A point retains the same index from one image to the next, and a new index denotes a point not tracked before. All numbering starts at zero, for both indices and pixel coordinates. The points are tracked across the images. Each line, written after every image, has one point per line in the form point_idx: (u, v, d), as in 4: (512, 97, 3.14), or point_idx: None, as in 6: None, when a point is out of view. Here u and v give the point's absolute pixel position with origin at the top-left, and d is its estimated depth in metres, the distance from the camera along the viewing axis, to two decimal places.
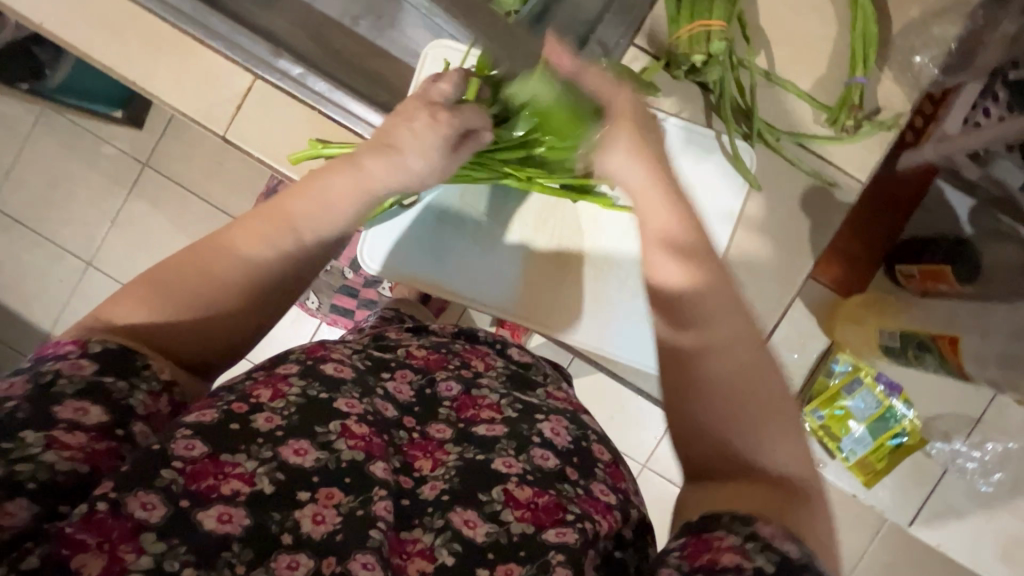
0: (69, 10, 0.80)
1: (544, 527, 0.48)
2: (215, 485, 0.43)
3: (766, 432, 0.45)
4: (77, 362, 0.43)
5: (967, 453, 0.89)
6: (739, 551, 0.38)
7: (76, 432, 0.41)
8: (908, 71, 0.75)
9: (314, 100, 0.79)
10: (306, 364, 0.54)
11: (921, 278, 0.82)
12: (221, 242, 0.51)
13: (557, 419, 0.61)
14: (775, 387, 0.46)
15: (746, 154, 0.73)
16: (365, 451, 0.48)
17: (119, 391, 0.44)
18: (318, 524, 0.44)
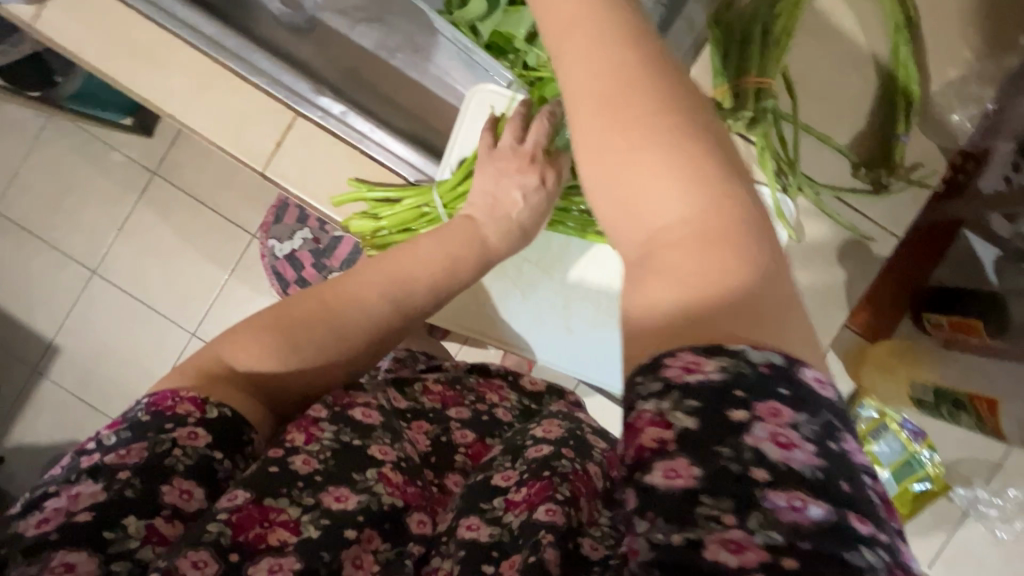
0: (109, 38, 0.79)
1: (534, 507, 0.47)
2: (262, 535, 0.43)
3: (702, 206, 0.35)
4: (194, 432, 0.46)
5: (988, 500, 0.90)
6: (659, 417, 0.30)
7: (175, 521, 0.43)
8: (942, 128, 0.79)
9: (356, 139, 0.79)
10: (335, 408, 0.53)
11: (950, 328, 0.83)
12: (356, 307, 0.58)
13: (549, 420, 0.63)
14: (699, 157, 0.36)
15: (785, 205, 0.76)
16: (403, 500, 0.49)
17: (224, 471, 0.46)
18: (358, 568, 0.45)
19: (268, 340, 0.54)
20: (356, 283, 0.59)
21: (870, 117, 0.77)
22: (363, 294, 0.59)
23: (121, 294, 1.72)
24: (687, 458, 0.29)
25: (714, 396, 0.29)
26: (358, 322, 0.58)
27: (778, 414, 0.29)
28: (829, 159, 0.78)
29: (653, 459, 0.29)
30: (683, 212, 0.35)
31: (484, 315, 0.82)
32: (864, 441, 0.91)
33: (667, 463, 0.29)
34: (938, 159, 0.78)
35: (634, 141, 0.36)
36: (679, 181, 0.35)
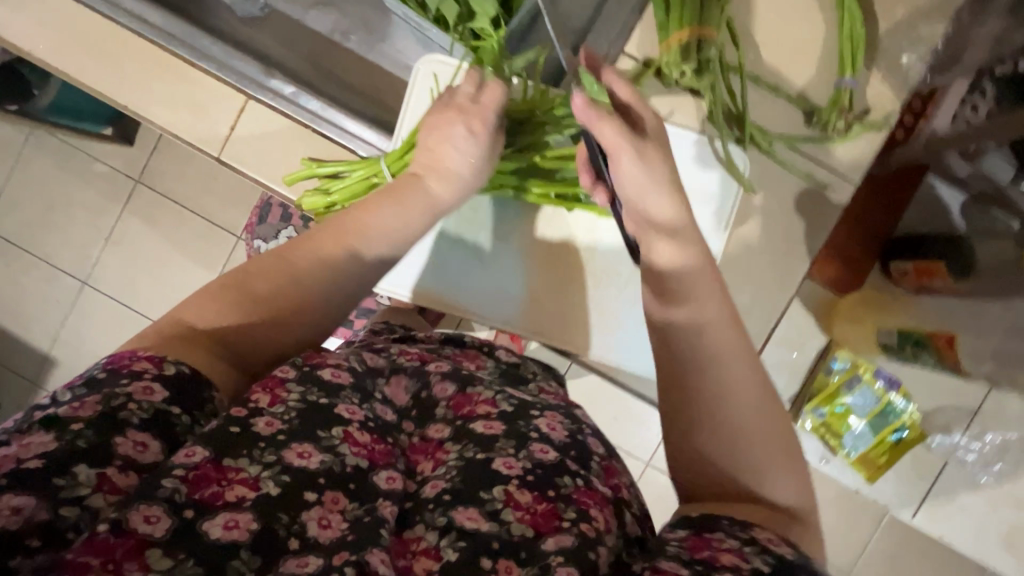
0: (61, 36, 0.80)
1: (543, 534, 0.47)
2: (219, 492, 0.43)
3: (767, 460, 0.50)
4: (149, 387, 0.44)
5: (966, 445, 0.90)
6: (738, 551, 0.41)
7: (128, 472, 0.42)
8: (895, 72, 0.78)
9: (308, 118, 0.80)
10: (304, 368, 0.53)
11: (915, 274, 0.83)
12: (319, 262, 0.58)
13: (552, 414, 0.61)
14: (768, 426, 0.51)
15: (738, 159, 0.75)
16: (368, 459, 0.49)
17: (182, 425, 0.45)
18: (325, 528, 0.44)
19: (229, 297, 0.54)
20: (314, 241, 0.59)
21: (820, 64, 0.77)
22: (324, 247, 0.59)
23: (113, 303, 1.73)
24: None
25: (781, 563, 0.40)
26: (318, 279, 0.58)
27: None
28: (780, 109, 0.78)
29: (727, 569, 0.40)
30: (755, 453, 0.50)
31: (447, 275, 0.81)
32: (836, 395, 0.90)
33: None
34: (890, 100, 0.77)
35: (731, 400, 0.52)
36: (760, 431, 0.51)
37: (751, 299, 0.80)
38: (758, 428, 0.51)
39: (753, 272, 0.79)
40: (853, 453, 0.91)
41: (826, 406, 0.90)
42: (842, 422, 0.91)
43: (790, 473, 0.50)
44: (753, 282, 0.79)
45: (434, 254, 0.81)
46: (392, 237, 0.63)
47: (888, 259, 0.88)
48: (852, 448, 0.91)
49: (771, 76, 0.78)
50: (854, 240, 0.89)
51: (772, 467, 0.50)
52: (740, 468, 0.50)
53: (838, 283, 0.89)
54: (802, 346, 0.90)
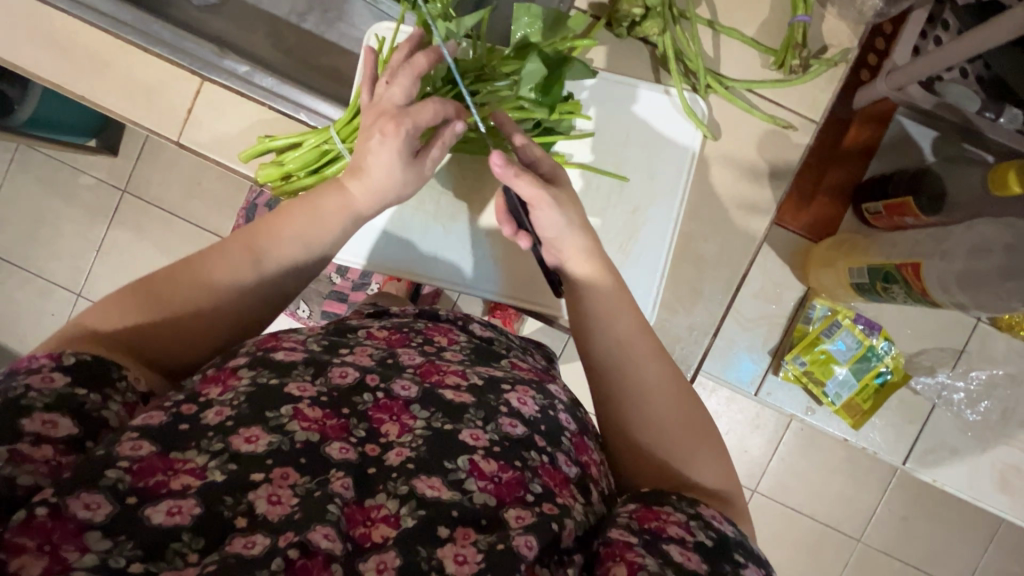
0: (13, 31, 0.80)
1: (505, 503, 0.49)
2: (164, 481, 0.44)
3: (692, 441, 0.58)
4: (48, 375, 0.45)
5: (952, 385, 0.89)
6: (684, 526, 0.49)
7: (42, 445, 0.43)
8: (852, 7, 0.76)
9: (262, 95, 0.80)
10: (257, 353, 0.54)
11: (888, 213, 0.81)
12: (223, 266, 0.57)
13: (524, 387, 0.59)
14: (689, 412, 0.59)
15: (696, 106, 0.76)
16: (319, 434, 0.49)
17: (92, 403, 0.46)
18: (274, 504, 0.45)
19: (129, 298, 0.54)
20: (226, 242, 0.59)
21: (772, 6, 0.76)
22: (231, 250, 0.59)
23: None
24: (698, 558, 0.47)
25: (722, 539, 0.49)
26: (230, 276, 0.58)
27: (756, 568, 0.49)
28: (738, 52, 0.76)
29: (673, 542, 0.48)
30: (679, 441, 0.58)
31: (411, 248, 0.82)
32: (817, 342, 0.88)
33: (683, 549, 0.47)
34: (847, 37, 0.76)
35: (650, 396, 0.59)
36: (682, 419, 0.58)
37: (719, 249, 0.78)
38: (678, 418, 0.59)
39: (721, 222, 0.78)
40: (837, 401, 0.89)
41: (807, 354, 0.88)
42: (824, 369, 0.89)
43: (709, 454, 0.58)
44: (718, 231, 0.78)
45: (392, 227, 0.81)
46: (318, 226, 0.63)
47: (861, 203, 0.87)
48: (836, 395, 0.89)
49: (724, 20, 0.76)
50: (824, 185, 0.89)
51: (694, 450, 0.58)
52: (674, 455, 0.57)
53: (812, 229, 0.89)
54: (780, 298, 0.91)
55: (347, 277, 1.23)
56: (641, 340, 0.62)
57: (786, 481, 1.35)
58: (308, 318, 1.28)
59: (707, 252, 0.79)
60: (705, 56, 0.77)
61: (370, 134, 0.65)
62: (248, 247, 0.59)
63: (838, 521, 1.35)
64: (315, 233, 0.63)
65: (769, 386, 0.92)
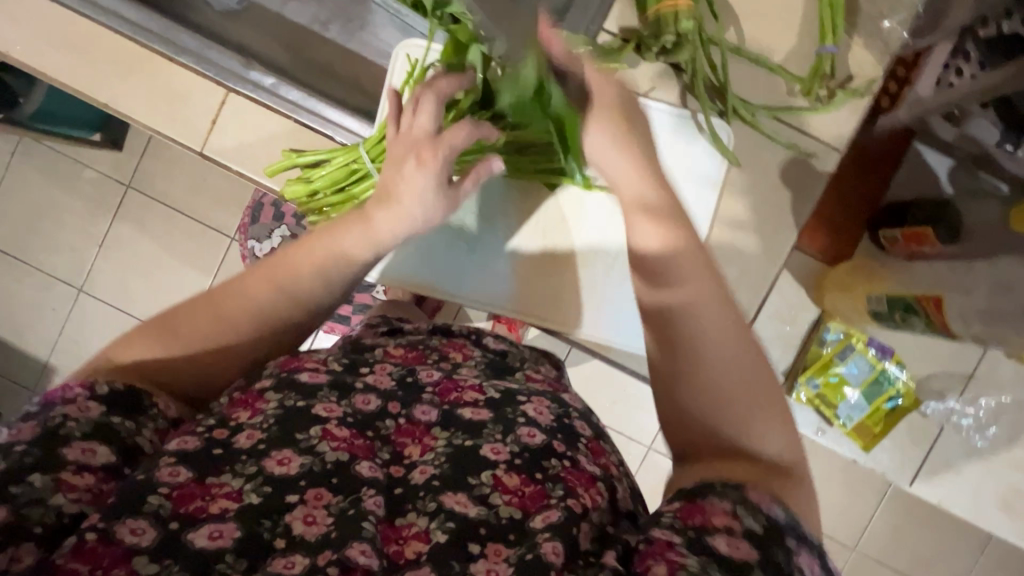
0: (37, 36, 0.80)
1: (531, 513, 0.47)
2: (202, 506, 0.44)
3: (757, 405, 0.49)
4: (84, 404, 0.45)
5: (961, 410, 0.90)
6: (731, 514, 0.42)
7: (83, 474, 0.43)
8: (878, 37, 0.77)
9: (289, 108, 0.80)
10: (281, 374, 0.53)
11: (905, 240, 0.82)
12: (243, 303, 0.56)
13: (539, 399, 0.59)
14: (755, 370, 0.49)
15: (723, 133, 0.76)
16: (348, 453, 0.49)
17: (128, 430, 0.46)
18: (310, 524, 0.45)
19: (156, 333, 0.53)
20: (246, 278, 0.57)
21: (801, 34, 0.77)
22: (250, 288, 0.57)
23: (110, 309, 1.69)
24: (748, 547, 0.40)
25: (772, 526, 0.42)
26: (246, 313, 0.56)
27: (811, 553, 0.42)
28: (764, 80, 0.77)
29: (719, 533, 0.41)
30: (743, 407, 0.48)
31: (434, 262, 0.82)
32: (830, 364, 0.91)
33: (731, 539, 0.41)
34: (872, 67, 0.77)
35: (715, 347, 0.50)
36: (744, 380, 0.49)
37: (741, 272, 0.79)
38: (743, 380, 0.49)
39: (742, 244, 0.79)
40: (849, 423, 0.92)
41: (821, 376, 0.91)
42: (836, 392, 0.91)
43: (778, 426, 0.49)
44: (740, 254, 0.79)
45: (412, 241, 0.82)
46: (336, 259, 0.59)
47: (878, 229, 0.88)
48: (847, 417, 0.92)
49: (753, 47, 0.77)
50: (840, 208, 0.89)
51: (759, 420, 0.48)
52: (731, 423, 0.49)
53: (827, 252, 0.90)
54: (795, 319, 0.91)
55: None
56: (701, 280, 0.52)
57: None
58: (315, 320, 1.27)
59: (726, 274, 0.79)
60: (732, 81, 0.77)
61: (401, 153, 0.65)
62: (274, 283, 0.57)
63: (835, 530, 1.38)
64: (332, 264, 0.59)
65: None
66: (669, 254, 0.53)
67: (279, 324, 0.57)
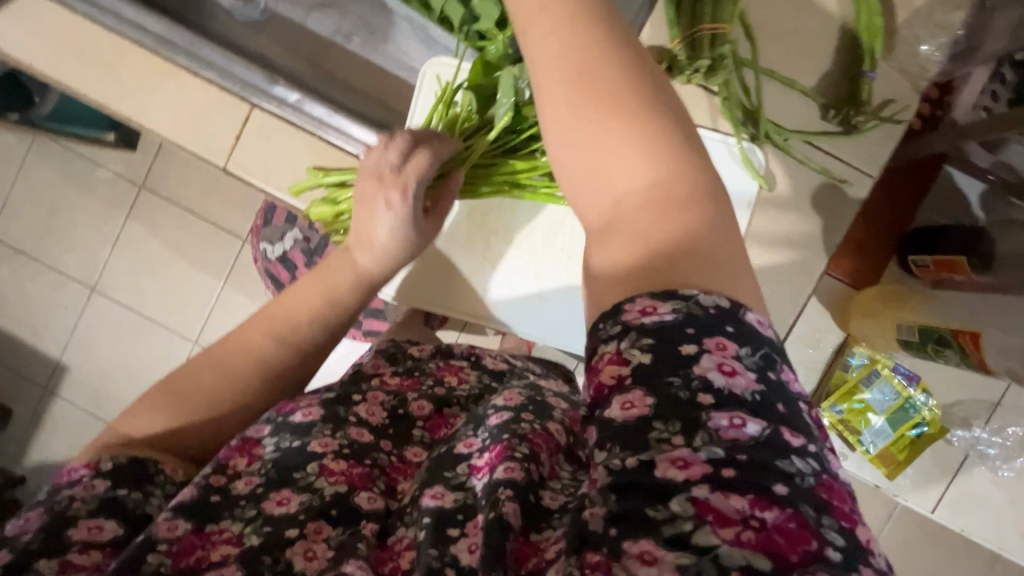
0: (62, 47, 0.79)
1: (493, 470, 0.46)
2: (204, 556, 0.43)
3: (649, 170, 0.42)
4: (89, 483, 0.45)
5: (987, 440, 0.89)
6: (619, 358, 0.37)
7: (89, 551, 0.42)
8: (914, 62, 0.75)
9: (312, 125, 0.79)
10: (276, 419, 0.53)
11: (936, 268, 0.81)
12: (246, 355, 0.60)
13: (511, 390, 0.59)
14: (648, 131, 0.42)
15: (754, 157, 0.74)
16: (347, 484, 0.48)
17: (134, 501, 0.46)
18: (310, 560, 0.43)
19: (160, 398, 0.55)
20: (246, 332, 0.61)
21: (835, 57, 0.75)
22: (250, 340, 0.61)
23: (120, 309, 1.67)
24: (642, 398, 0.35)
25: (661, 340, 0.36)
26: (250, 363, 0.59)
27: (722, 356, 0.36)
28: (797, 103, 0.76)
29: (613, 395, 0.36)
30: (647, 187, 0.42)
31: (454, 285, 0.82)
32: (855, 391, 0.90)
33: (623, 398, 0.36)
34: (907, 93, 0.75)
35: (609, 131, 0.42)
36: (628, 157, 0.42)
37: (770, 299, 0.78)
38: (641, 126, 0.42)
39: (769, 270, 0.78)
40: (872, 450, 0.91)
41: (845, 402, 0.90)
42: (859, 418, 0.91)
43: (691, 164, 0.43)
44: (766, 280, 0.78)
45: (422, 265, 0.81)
46: (334, 296, 0.65)
47: (905, 254, 0.87)
48: (871, 444, 0.90)
49: (785, 70, 0.75)
50: (872, 229, 0.88)
51: (669, 203, 0.41)
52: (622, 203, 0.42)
53: (854, 276, 0.88)
54: (819, 342, 0.89)
55: None
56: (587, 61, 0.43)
57: None
58: None
59: None
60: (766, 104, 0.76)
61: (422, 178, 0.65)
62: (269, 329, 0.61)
63: None
64: (332, 300, 0.65)
65: None
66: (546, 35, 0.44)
67: (279, 370, 0.60)
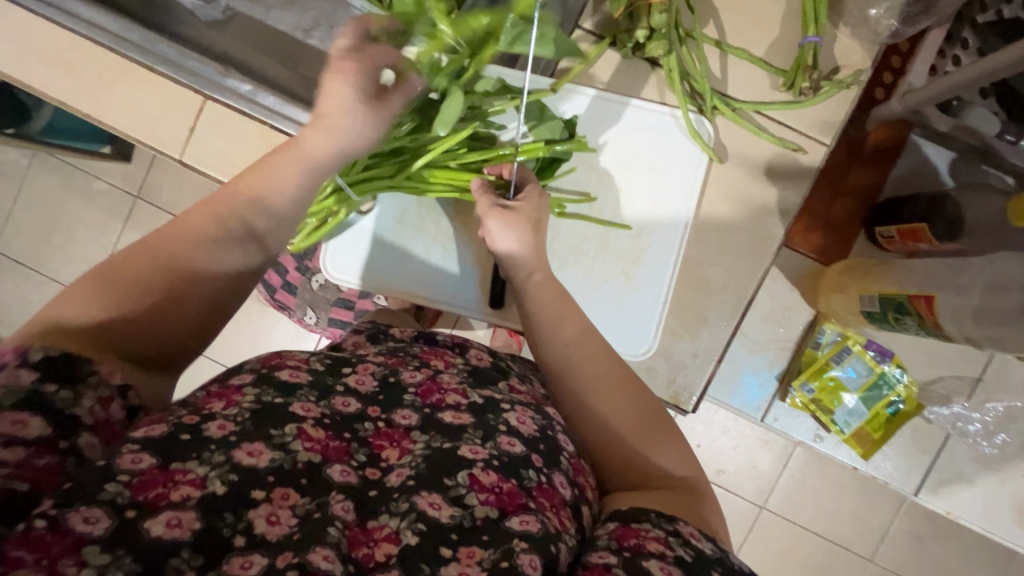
0: (22, 47, 0.81)
1: (508, 513, 0.46)
2: (164, 493, 0.41)
3: (656, 435, 0.58)
4: (12, 371, 0.39)
5: (968, 416, 0.85)
6: (663, 542, 0.45)
7: (13, 448, 0.39)
8: (865, 26, 0.73)
9: (264, 114, 0.80)
10: (260, 370, 0.52)
11: (901, 237, 0.80)
12: (190, 240, 0.52)
13: (523, 408, 0.57)
14: (644, 404, 0.59)
15: (702, 128, 0.73)
16: (321, 455, 0.47)
17: (63, 400, 0.41)
18: (273, 524, 0.43)
19: (106, 284, 0.48)
20: (191, 214, 0.54)
21: (782, 26, 0.74)
22: (194, 221, 0.53)
23: None
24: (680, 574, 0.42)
25: (699, 559, 0.44)
26: (204, 249, 0.52)
27: None
28: (746, 74, 0.74)
29: (653, 557, 0.43)
30: (640, 432, 0.58)
31: (411, 266, 0.81)
32: (825, 368, 0.87)
33: (665, 567, 0.43)
34: (858, 56, 0.73)
35: (600, 395, 0.59)
36: (627, 413, 0.58)
37: (725, 273, 0.76)
38: (631, 383, 0.60)
39: (728, 243, 0.76)
40: (846, 429, 0.88)
41: (815, 380, 0.86)
42: (833, 396, 0.87)
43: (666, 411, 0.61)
44: (726, 255, 0.76)
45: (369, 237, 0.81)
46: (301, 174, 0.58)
47: (873, 226, 0.86)
48: (845, 423, 0.88)
49: (732, 39, 0.74)
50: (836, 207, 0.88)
51: (656, 440, 0.57)
52: (639, 453, 0.56)
53: (822, 251, 0.88)
54: (789, 321, 0.90)
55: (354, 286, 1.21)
56: (591, 358, 0.60)
57: (796, 498, 1.31)
58: (315, 326, 1.27)
59: (713, 276, 0.76)
60: (713, 75, 0.75)
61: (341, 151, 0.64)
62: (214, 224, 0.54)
63: (848, 540, 1.31)
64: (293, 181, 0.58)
65: (775, 413, 0.91)
66: (557, 321, 0.63)
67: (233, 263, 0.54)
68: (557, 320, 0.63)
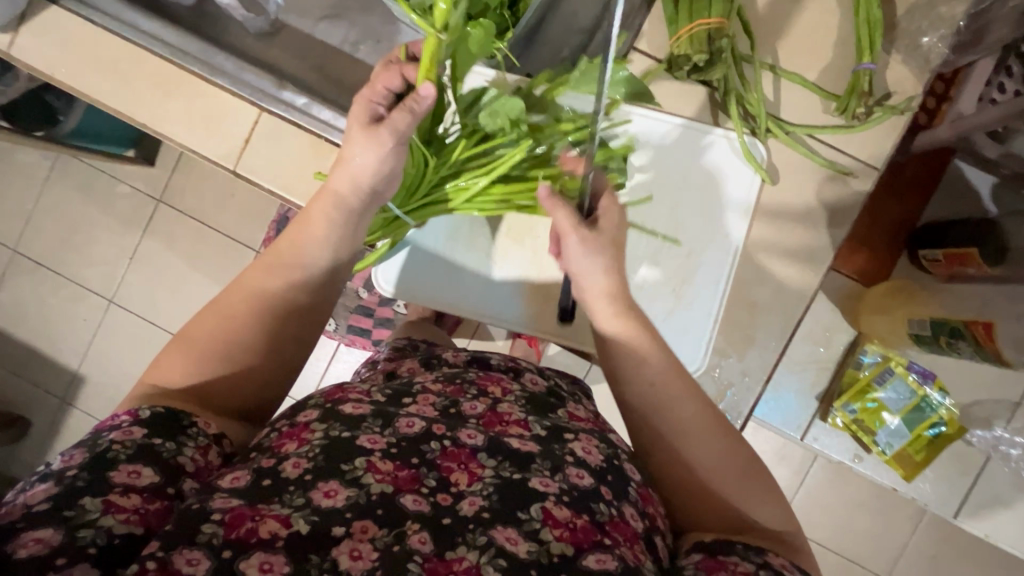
0: (80, 56, 0.82)
1: (583, 550, 0.46)
2: (253, 529, 0.42)
3: (749, 482, 0.57)
4: (127, 429, 0.46)
5: (1009, 440, 0.87)
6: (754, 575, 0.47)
7: (131, 494, 0.43)
8: (916, 53, 0.74)
9: (320, 128, 0.81)
10: (325, 407, 0.53)
11: (947, 261, 0.81)
12: (251, 298, 0.58)
13: (587, 437, 0.56)
14: (738, 450, 0.58)
15: (755, 151, 0.75)
16: (393, 485, 0.47)
17: (168, 450, 0.47)
18: (356, 560, 0.42)
19: (188, 351, 0.54)
20: (249, 273, 0.59)
21: (835, 51, 0.75)
22: (255, 279, 0.59)
23: (137, 322, 1.61)
24: None
25: None
26: (265, 297, 0.58)
27: None
28: (798, 98, 0.76)
29: None
30: (733, 481, 0.56)
31: (462, 286, 0.82)
32: (867, 389, 0.87)
33: None
34: (909, 84, 0.74)
35: (692, 442, 0.57)
36: (720, 462, 0.57)
37: (776, 293, 0.77)
38: (724, 429, 0.58)
39: (773, 267, 0.77)
40: (888, 451, 0.88)
41: (858, 401, 0.87)
42: (874, 418, 0.88)
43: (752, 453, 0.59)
44: (774, 277, 0.77)
45: (420, 257, 0.81)
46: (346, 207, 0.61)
47: (916, 249, 0.87)
48: (887, 444, 0.88)
49: (786, 64, 0.76)
50: (877, 229, 0.90)
51: (749, 489, 0.56)
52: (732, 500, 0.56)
53: (864, 273, 0.90)
54: (829, 341, 0.90)
55: (374, 292, 1.20)
56: (684, 403, 0.57)
57: (815, 516, 1.30)
58: (334, 333, 1.26)
59: (761, 297, 0.77)
60: (767, 98, 0.76)
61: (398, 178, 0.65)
62: (271, 275, 0.59)
63: (866, 559, 1.30)
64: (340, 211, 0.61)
65: (815, 432, 0.92)
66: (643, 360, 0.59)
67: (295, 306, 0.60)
68: (643, 357, 0.59)
